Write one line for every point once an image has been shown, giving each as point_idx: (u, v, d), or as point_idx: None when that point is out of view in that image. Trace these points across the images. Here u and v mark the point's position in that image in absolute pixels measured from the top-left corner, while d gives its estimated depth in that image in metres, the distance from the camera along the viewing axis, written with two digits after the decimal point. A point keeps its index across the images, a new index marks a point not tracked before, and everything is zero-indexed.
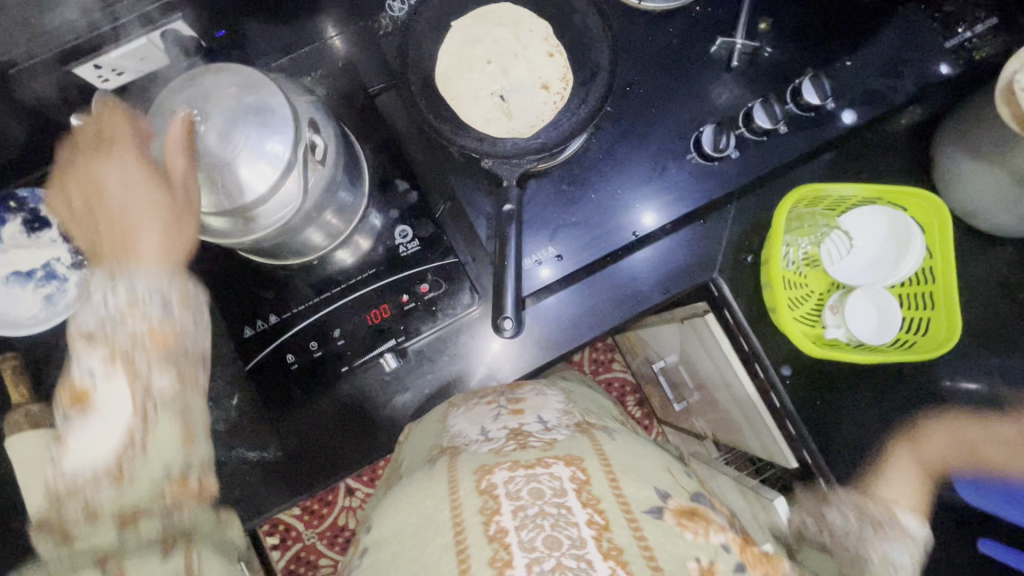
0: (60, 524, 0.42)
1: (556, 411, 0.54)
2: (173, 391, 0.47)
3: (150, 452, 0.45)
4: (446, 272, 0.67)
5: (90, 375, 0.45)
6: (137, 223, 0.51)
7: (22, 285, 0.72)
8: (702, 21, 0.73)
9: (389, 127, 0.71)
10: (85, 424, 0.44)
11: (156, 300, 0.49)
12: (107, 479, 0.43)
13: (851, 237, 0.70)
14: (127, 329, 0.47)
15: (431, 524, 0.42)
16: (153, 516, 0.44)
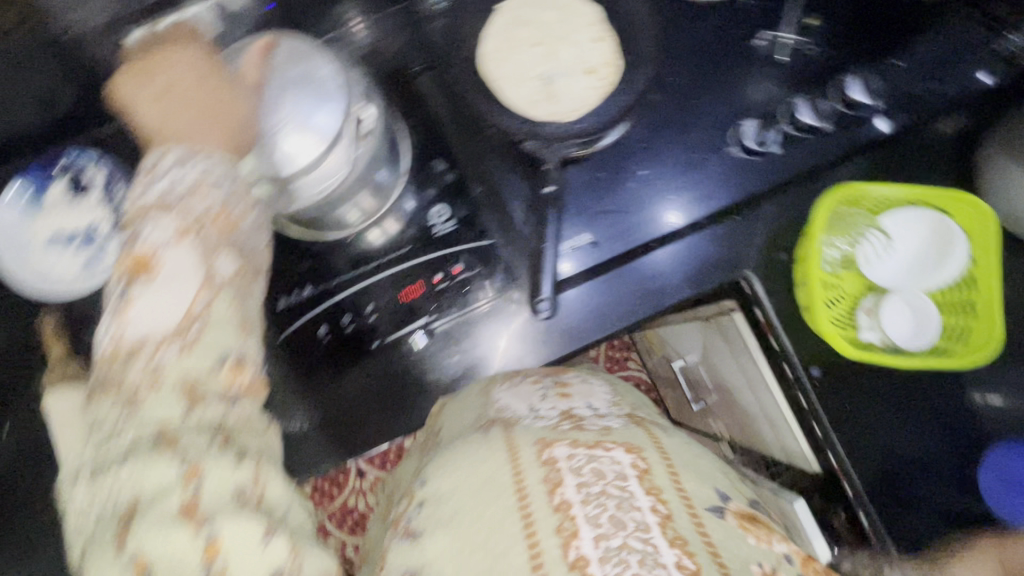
0: (120, 388, 0.40)
1: (603, 400, 0.60)
2: (237, 272, 0.44)
3: (209, 336, 0.42)
4: (481, 254, 0.69)
5: (154, 239, 0.41)
6: (206, 107, 0.50)
7: (57, 248, 0.71)
8: (747, 14, 0.72)
9: (430, 107, 0.72)
10: (147, 291, 0.41)
11: (226, 184, 0.46)
12: (171, 354, 0.41)
13: (889, 239, 0.69)
14: (198, 200, 0.43)
15: (494, 485, 0.45)
16: (213, 403, 0.41)
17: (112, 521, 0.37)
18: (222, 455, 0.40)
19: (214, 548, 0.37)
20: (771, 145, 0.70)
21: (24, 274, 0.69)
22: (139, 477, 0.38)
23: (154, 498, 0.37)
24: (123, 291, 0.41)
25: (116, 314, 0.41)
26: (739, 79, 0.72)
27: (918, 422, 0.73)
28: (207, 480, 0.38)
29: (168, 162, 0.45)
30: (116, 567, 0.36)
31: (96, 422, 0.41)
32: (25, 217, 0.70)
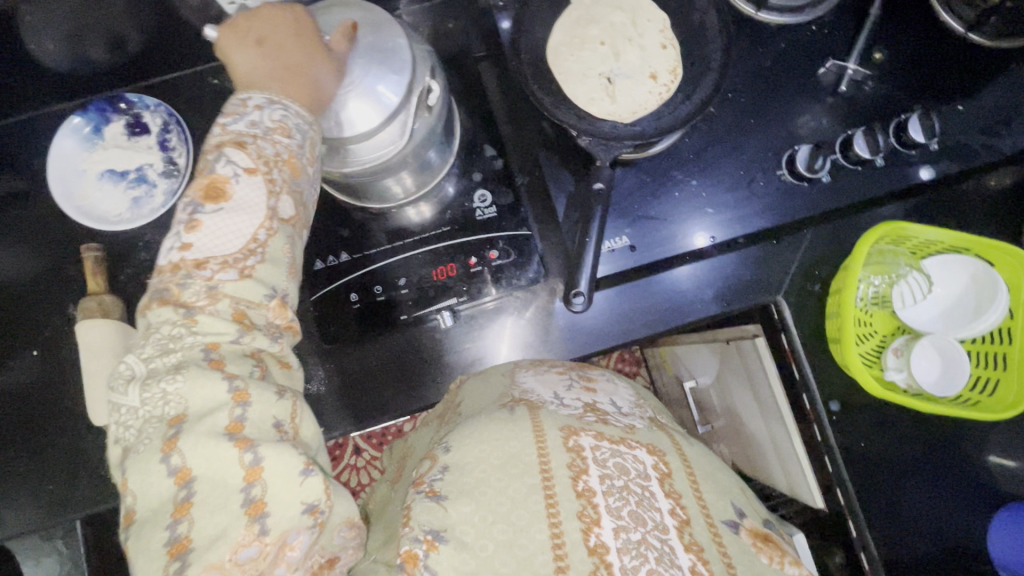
0: (178, 300, 0.45)
1: (627, 399, 0.62)
2: (293, 217, 0.50)
3: (266, 265, 0.48)
4: (517, 243, 0.69)
5: (233, 172, 0.48)
6: (290, 66, 0.51)
7: (114, 183, 0.76)
8: (816, 42, 0.72)
9: (488, 93, 0.73)
10: (219, 213, 0.47)
11: (299, 136, 0.51)
12: (227, 278, 0.46)
13: (931, 283, 0.68)
14: (271, 144, 0.49)
15: (518, 463, 0.48)
16: (259, 333, 0.47)
17: (162, 425, 0.42)
18: (265, 386, 0.44)
19: (255, 471, 0.41)
20: (821, 171, 0.68)
21: (75, 202, 0.75)
22: (189, 393, 0.42)
23: (201, 414, 0.42)
24: (194, 213, 0.47)
25: (184, 235, 0.46)
26: (799, 105, 0.72)
27: (938, 474, 0.70)
28: (252, 406, 0.43)
29: (256, 103, 0.50)
30: (163, 469, 0.40)
31: (152, 329, 0.46)
32: (85, 147, 0.77)
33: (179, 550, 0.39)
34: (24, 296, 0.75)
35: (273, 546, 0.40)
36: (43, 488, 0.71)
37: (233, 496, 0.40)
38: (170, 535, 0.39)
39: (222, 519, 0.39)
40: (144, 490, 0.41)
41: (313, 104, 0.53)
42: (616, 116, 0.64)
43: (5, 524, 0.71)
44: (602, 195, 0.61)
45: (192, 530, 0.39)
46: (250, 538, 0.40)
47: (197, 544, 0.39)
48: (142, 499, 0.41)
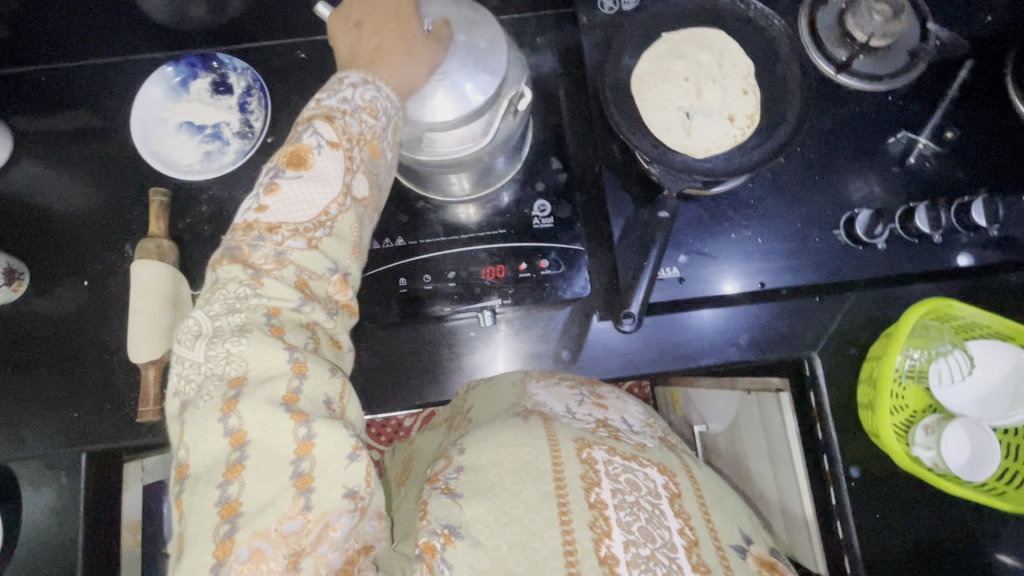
0: (248, 262, 0.47)
1: (638, 418, 0.63)
2: (364, 198, 0.52)
3: (332, 240, 0.50)
4: (568, 256, 0.71)
5: (317, 145, 0.49)
6: (384, 47, 0.53)
7: (190, 135, 0.79)
8: (890, 112, 0.73)
9: (563, 109, 0.75)
10: (299, 182, 0.48)
11: (385, 119, 0.52)
12: (296, 246, 0.48)
13: (972, 364, 0.68)
14: (359, 122, 0.50)
15: (533, 469, 0.49)
16: (318, 305, 0.48)
17: (223, 385, 0.43)
18: (320, 361, 0.45)
19: (307, 446, 0.41)
20: (878, 239, 0.69)
21: (151, 147, 0.78)
22: (252, 356, 0.43)
23: (260, 379, 0.43)
24: (275, 177, 0.48)
25: (262, 197, 0.48)
26: (865, 169, 0.73)
27: (943, 555, 0.69)
28: (308, 379, 0.44)
29: (351, 81, 0.51)
30: (221, 429, 0.41)
31: (218, 286, 0.47)
32: (170, 98, 0.80)
33: (229, 512, 0.39)
34: (86, 228, 0.77)
35: (316, 524, 0.40)
36: (67, 416, 0.73)
37: (283, 467, 0.41)
38: (220, 495, 0.40)
39: (271, 487, 0.40)
40: (198, 446, 0.41)
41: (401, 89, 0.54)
42: (689, 151, 0.65)
43: (23, 444, 0.72)
44: (664, 223, 0.62)
45: (243, 494, 0.40)
46: (296, 511, 0.40)
47: (247, 509, 0.39)
48: (195, 455, 0.41)
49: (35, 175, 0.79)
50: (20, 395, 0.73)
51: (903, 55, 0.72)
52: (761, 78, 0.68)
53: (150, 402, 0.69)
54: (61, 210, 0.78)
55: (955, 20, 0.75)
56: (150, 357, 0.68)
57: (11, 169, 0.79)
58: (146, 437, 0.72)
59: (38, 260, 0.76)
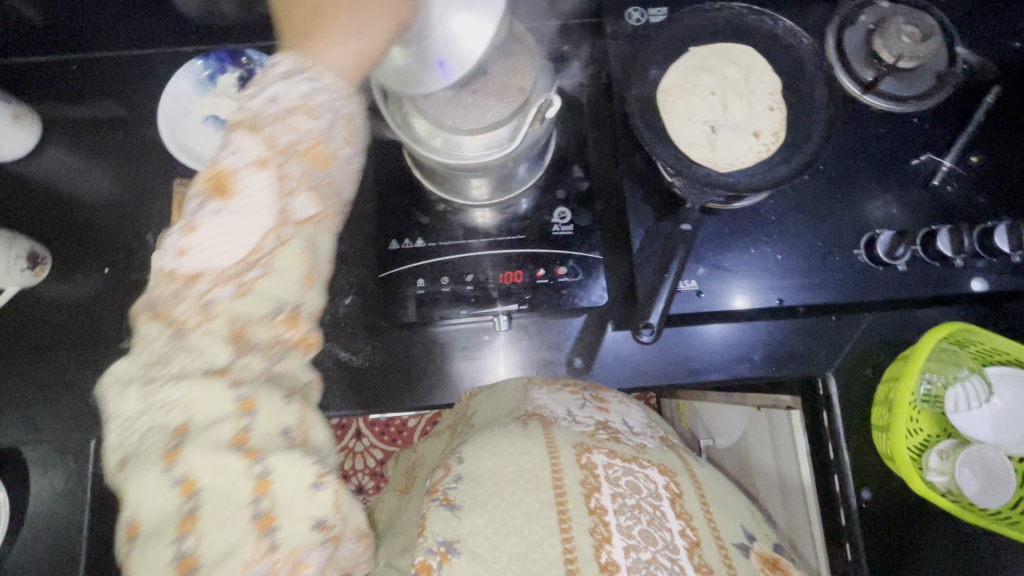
0: (169, 315, 0.37)
1: (639, 420, 0.63)
2: (313, 217, 0.41)
3: (275, 271, 0.39)
4: (586, 264, 0.71)
5: (238, 161, 0.38)
6: (329, 22, 0.43)
7: (214, 129, 0.78)
8: (915, 133, 0.73)
9: (587, 118, 0.75)
10: (223, 211, 0.38)
11: (326, 119, 0.41)
12: (224, 295, 0.38)
13: (990, 391, 0.67)
14: (289, 128, 0.40)
15: (532, 478, 0.48)
16: (259, 352, 0.38)
17: (162, 435, 0.35)
18: (273, 388, 0.37)
19: (265, 483, 0.35)
20: (900, 259, 0.69)
21: (176, 138, 0.78)
22: (191, 401, 0.35)
23: (202, 425, 0.35)
24: (195, 212, 0.38)
25: (181, 238, 0.38)
26: (887, 190, 0.73)
27: None
28: (259, 416, 0.36)
29: (280, 73, 0.41)
30: (164, 481, 0.34)
31: (142, 343, 0.38)
32: (198, 91, 0.80)
33: (186, 567, 0.33)
34: (109, 217, 0.78)
35: (284, 564, 0.35)
36: (82, 401, 0.73)
37: (241, 510, 0.34)
38: (175, 552, 0.33)
39: (230, 534, 0.34)
40: (141, 505, 0.34)
41: (357, 70, 0.44)
42: (714, 165, 0.65)
43: (38, 428, 0.73)
44: (687, 235, 0.62)
45: (200, 546, 0.33)
46: (260, 556, 0.34)
47: (207, 560, 0.33)
48: (137, 513, 0.34)
49: (61, 163, 0.80)
50: (36, 379, 0.74)
51: (930, 77, 0.72)
52: (788, 94, 0.68)
53: None
54: (84, 199, 0.79)
55: (984, 44, 0.75)
56: None
57: (36, 156, 0.80)
58: None
59: (60, 246, 0.77)
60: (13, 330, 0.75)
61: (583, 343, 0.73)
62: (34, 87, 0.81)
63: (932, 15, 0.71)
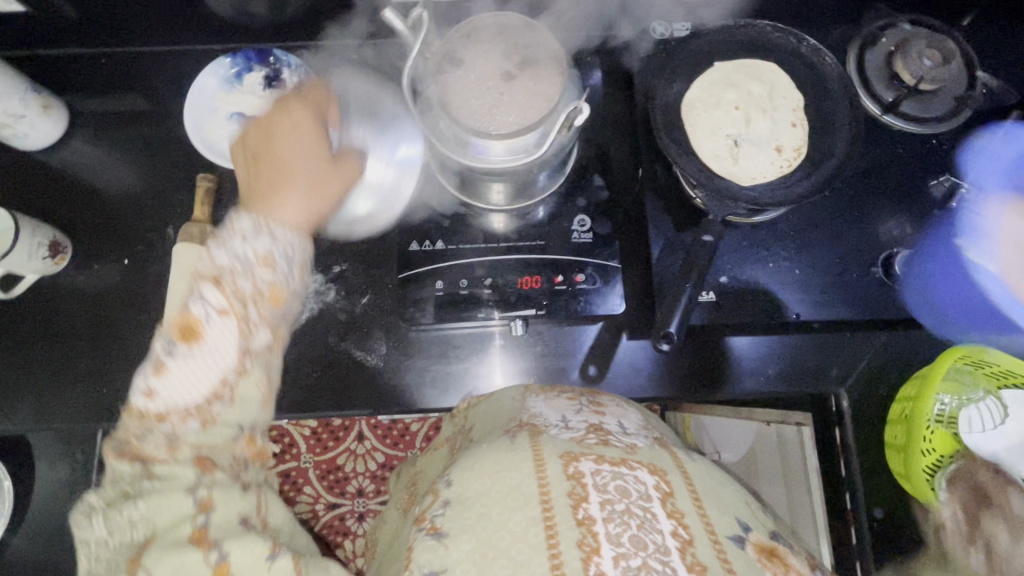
0: (139, 452, 0.44)
1: (635, 422, 0.59)
2: (268, 345, 0.49)
3: (236, 401, 0.47)
4: (605, 272, 0.71)
5: (204, 312, 0.46)
6: (292, 188, 0.56)
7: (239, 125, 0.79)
8: (933, 155, 0.74)
9: (610, 129, 0.76)
10: (190, 356, 0.46)
11: (283, 265, 0.51)
12: (190, 428, 0.45)
13: (1004, 412, 0.68)
14: (249, 278, 0.48)
15: (518, 496, 0.47)
16: (220, 472, 0.45)
17: (128, 548, 0.41)
18: (228, 484, 0.44)
19: (221, 568, 0.41)
20: (916, 279, 0.70)
21: (201, 135, 0.78)
22: (153, 511, 0.42)
23: (165, 531, 0.42)
24: (164, 354, 0.46)
25: (151, 380, 0.45)
26: (901, 210, 0.73)
27: None
28: (216, 510, 0.43)
29: (242, 230, 0.50)
30: None
31: (112, 481, 0.44)
32: (223, 88, 0.81)
33: None
34: (130, 209, 0.79)
35: None
36: (96, 390, 0.73)
37: None
38: None
39: None
40: None
41: (311, 214, 0.55)
42: (735, 177, 0.65)
43: (49, 415, 0.73)
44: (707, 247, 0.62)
45: None
46: None
47: None
48: None
49: (84, 155, 0.81)
50: (51, 368, 0.74)
51: (949, 101, 0.73)
52: (810, 112, 0.69)
53: None
54: (105, 191, 0.79)
55: (1004, 71, 0.76)
56: None
57: (60, 148, 0.81)
58: None
59: (80, 237, 0.78)
60: (31, 318, 0.75)
61: (598, 350, 0.73)
62: (62, 80, 0.82)
63: (953, 39, 0.73)
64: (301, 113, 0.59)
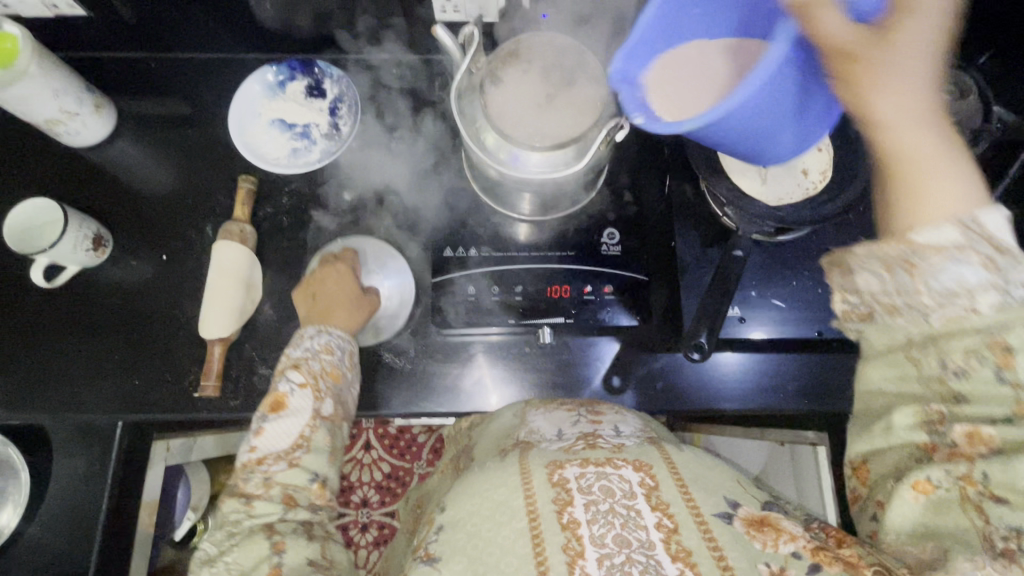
0: (242, 493, 0.61)
1: (633, 426, 0.60)
2: (332, 413, 0.65)
3: (310, 453, 0.63)
4: (633, 285, 0.74)
5: (288, 387, 0.64)
6: (339, 308, 0.70)
7: (280, 131, 0.82)
8: None
9: (640, 148, 0.79)
10: (279, 419, 0.63)
11: (339, 350, 0.68)
12: (278, 469, 0.61)
13: None
14: (318, 361, 0.66)
15: (505, 509, 0.47)
16: (301, 509, 0.61)
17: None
18: (297, 535, 0.60)
19: None
20: None
21: (243, 138, 0.82)
22: (245, 548, 0.58)
23: (253, 566, 0.57)
24: (260, 422, 0.63)
25: (253, 439, 0.62)
26: None
27: None
28: (288, 551, 0.58)
29: (309, 333, 0.68)
30: None
31: (224, 521, 0.60)
32: (267, 95, 0.84)
33: None
34: (169, 207, 0.81)
35: None
36: (127, 383, 0.75)
37: None
38: None
39: None
40: None
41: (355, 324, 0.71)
42: (762, 197, 0.68)
43: (79, 405, 0.74)
44: (738, 261, 0.66)
45: None
46: None
47: None
48: None
49: (127, 155, 0.84)
50: (84, 359, 0.75)
51: (965, 133, 0.68)
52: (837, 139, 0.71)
53: (211, 377, 0.72)
54: (145, 189, 0.82)
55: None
56: (221, 334, 0.72)
57: (105, 147, 0.84)
58: (199, 413, 0.74)
59: (119, 233, 0.80)
60: (69, 310, 0.77)
61: (622, 362, 0.75)
62: (111, 82, 0.85)
63: (970, 76, 0.70)
64: (337, 258, 0.75)
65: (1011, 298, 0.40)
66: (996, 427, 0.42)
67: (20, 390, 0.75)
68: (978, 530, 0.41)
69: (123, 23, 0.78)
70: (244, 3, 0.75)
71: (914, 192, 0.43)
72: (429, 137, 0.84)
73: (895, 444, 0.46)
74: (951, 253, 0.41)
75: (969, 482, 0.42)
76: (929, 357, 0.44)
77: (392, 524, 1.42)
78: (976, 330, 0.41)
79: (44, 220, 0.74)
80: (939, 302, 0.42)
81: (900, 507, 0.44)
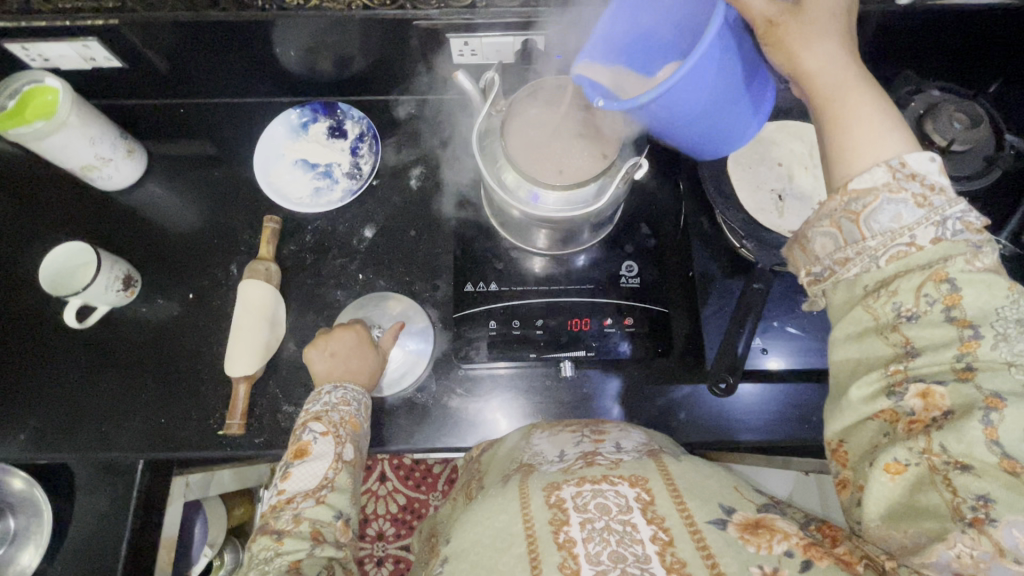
0: (273, 528, 0.60)
1: (636, 441, 0.57)
2: (353, 458, 0.65)
3: (333, 493, 0.62)
4: (652, 316, 0.75)
5: (312, 435, 0.64)
6: (357, 365, 0.71)
7: (304, 171, 0.85)
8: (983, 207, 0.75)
9: (657, 181, 0.81)
10: (306, 464, 0.63)
11: (355, 403, 0.68)
12: (307, 505, 0.61)
13: None
14: (338, 412, 0.66)
15: (505, 536, 0.44)
16: (328, 545, 0.59)
17: None
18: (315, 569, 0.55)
19: None
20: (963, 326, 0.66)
21: (267, 178, 0.84)
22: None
23: None
24: (286, 467, 0.63)
25: (281, 482, 0.63)
26: None
27: None
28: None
29: (327, 388, 0.69)
30: None
31: (253, 559, 0.58)
32: (290, 137, 0.86)
33: None
34: (195, 246, 0.83)
35: None
36: (153, 420, 0.76)
37: None
38: None
39: None
40: None
41: (372, 378, 0.71)
42: (781, 229, 0.69)
43: (104, 442, 0.75)
44: (759, 293, 0.67)
45: None
46: None
47: None
48: None
49: (155, 196, 0.86)
50: (113, 396, 0.77)
51: (979, 161, 0.68)
52: None
53: (236, 416, 0.73)
54: (172, 229, 0.84)
55: None
56: (245, 372, 0.73)
57: (134, 189, 0.87)
58: (224, 450, 0.74)
59: (146, 272, 0.82)
60: (98, 349, 0.79)
61: (644, 393, 0.76)
62: (145, 128, 0.89)
63: (980, 106, 0.70)
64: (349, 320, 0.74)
65: (946, 233, 0.42)
66: (945, 386, 0.40)
67: (50, 427, 0.76)
68: (948, 503, 0.38)
69: (157, 74, 0.82)
70: (271, 51, 0.77)
71: (840, 134, 0.45)
72: (449, 174, 0.86)
73: (863, 417, 0.43)
74: (884, 195, 0.43)
75: (933, 453, 0.39)
76: (884, 306, 0.43)
77: (407, 557, 1.40)
78: (920, 267, 0.42)
79: (77, 263, 0.76)
80: (884, 244, 0.43)
81: (876, 492, 0.40)
